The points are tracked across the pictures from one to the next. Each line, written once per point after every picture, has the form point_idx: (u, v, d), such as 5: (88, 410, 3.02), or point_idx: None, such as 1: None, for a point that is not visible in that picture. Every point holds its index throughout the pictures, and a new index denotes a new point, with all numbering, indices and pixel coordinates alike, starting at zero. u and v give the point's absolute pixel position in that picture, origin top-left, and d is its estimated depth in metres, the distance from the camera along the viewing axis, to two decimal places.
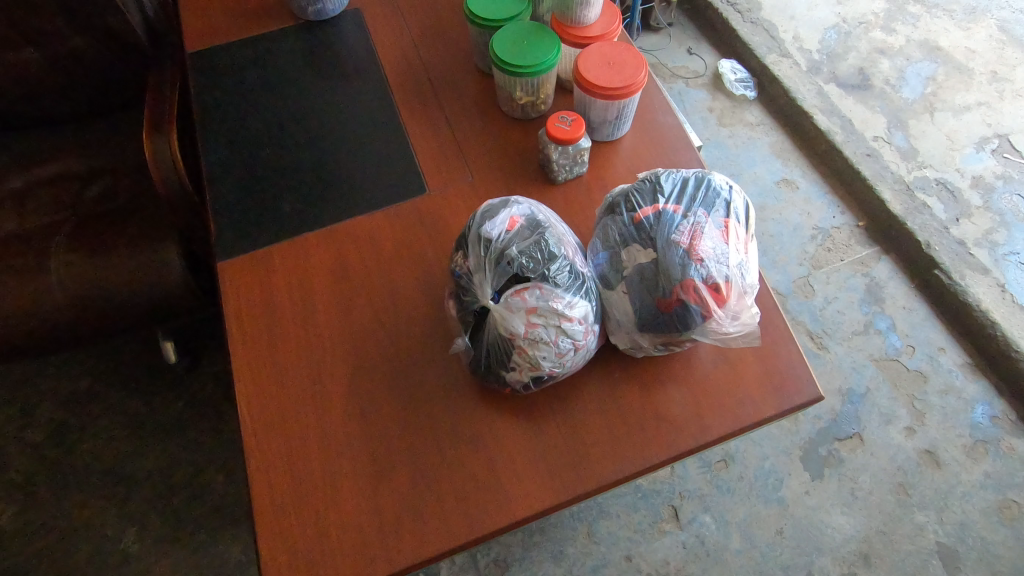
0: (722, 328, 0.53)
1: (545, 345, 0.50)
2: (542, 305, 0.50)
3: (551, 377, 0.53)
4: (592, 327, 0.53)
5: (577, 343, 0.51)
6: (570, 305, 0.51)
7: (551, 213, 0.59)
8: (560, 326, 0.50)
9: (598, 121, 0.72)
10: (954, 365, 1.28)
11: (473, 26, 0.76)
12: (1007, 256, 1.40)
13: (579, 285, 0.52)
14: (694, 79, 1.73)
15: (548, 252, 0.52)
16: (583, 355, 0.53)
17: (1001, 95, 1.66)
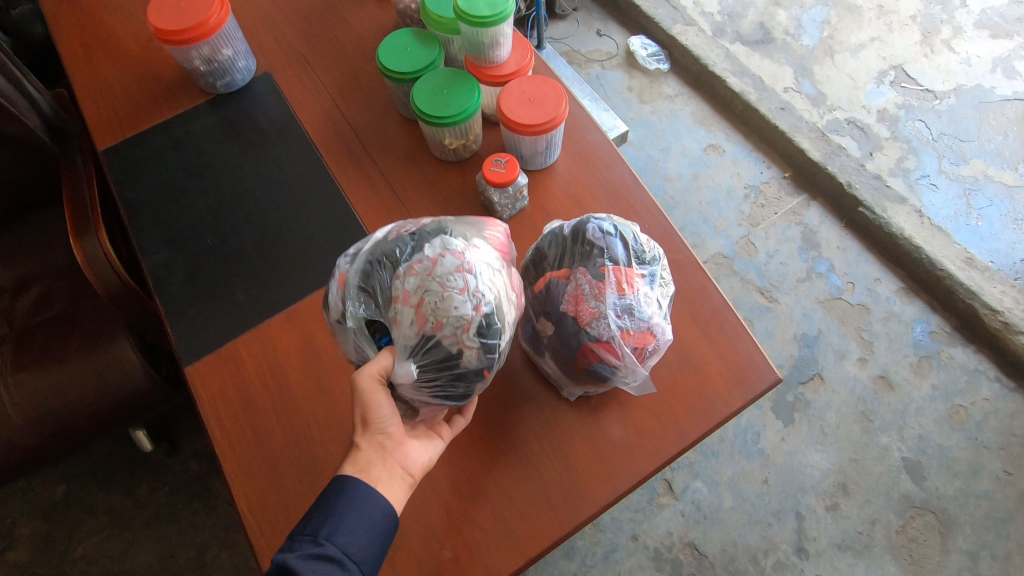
0: (637, 371, 0.58)
1: (440, 299, 0.51)
2: (402, 280, 0.52)
3: (489, 302, 0.52)
4: (462, 244, 0.54)
5: (461, 267, 0.52)
6: (422, 258, 0.53)
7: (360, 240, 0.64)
8: (432, 277, 0.51)
9: (530, 153, 0.76)
10: (890, 292, 1.38)
11: (391, 81, 0.78)
12: (921, 180, 1.51)
13: (410, 246, 0.56)
14: (609, 61, 1.77)
15: (367, 264, 0.56)
16: (483, 266, 0.53)
17: (890, 27, 1.76)
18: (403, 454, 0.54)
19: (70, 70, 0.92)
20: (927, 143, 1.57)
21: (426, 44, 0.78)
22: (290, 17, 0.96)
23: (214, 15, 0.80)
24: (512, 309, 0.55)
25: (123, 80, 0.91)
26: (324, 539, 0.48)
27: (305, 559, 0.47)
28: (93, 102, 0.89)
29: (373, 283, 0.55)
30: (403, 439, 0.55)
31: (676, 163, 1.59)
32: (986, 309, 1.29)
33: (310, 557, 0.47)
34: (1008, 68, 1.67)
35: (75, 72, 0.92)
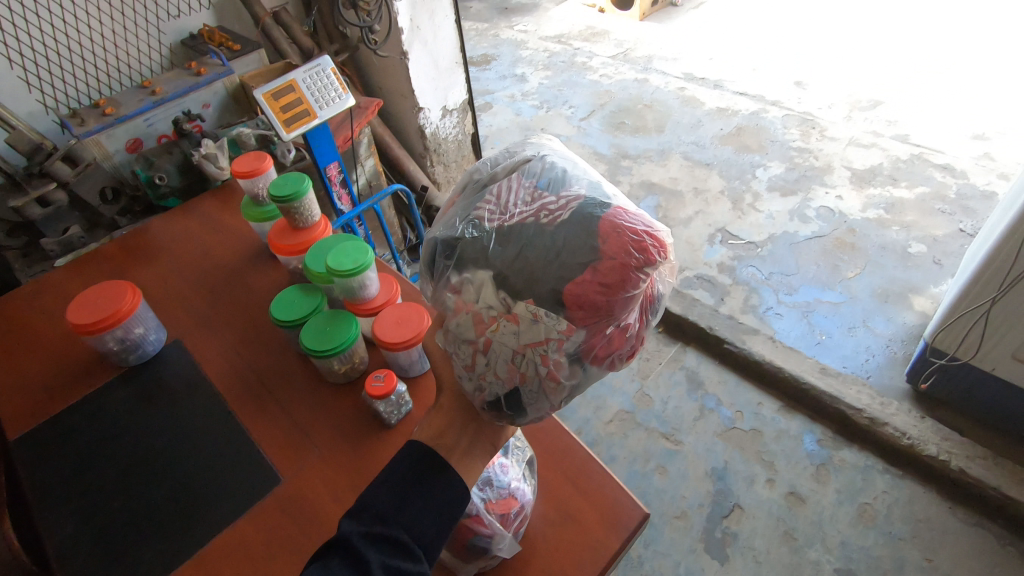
0: (508, 533, 0.67)
1: (456, 351, 0.57)
2: (435, 298, 0.58)
3: (496, 391, 0.56)
4: (494, 312, 0.52)
5: (473, 342, 0.54)
6: (452, 290, 0.55)
7: (493, 162, 0.64)
8: (453, 333, 0.56)
9: (408, 362, 0.92)
10: (773, 412, 1.54)
11: (282, 327, 0.94)
12: (767, 312, 1.79)
13: (456, 245, 0.56)
14: None
15: (447, 217, 0.60)
16: (504, 354, 0.53)
17: (708, 202, 2.22)
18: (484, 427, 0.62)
19: None
20: (763, 283, 1.89)
21: (309, 293, 0.97)
22: (198, 290, 1.13)
23: (126, 303, 0.94)
24: (539, 393, 0.55)
25: (41, 372, 1.01)
26: (390, 522, 0.55)
27: (369, 538, 0.53)
28: (10, 396, 0.98)
29: (427, 254, 0.61)
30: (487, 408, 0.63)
31: None
32: (851, 409, 1.47)
33: (376, 536, 0.53)
34: (801, 216, 2.12)
35: None
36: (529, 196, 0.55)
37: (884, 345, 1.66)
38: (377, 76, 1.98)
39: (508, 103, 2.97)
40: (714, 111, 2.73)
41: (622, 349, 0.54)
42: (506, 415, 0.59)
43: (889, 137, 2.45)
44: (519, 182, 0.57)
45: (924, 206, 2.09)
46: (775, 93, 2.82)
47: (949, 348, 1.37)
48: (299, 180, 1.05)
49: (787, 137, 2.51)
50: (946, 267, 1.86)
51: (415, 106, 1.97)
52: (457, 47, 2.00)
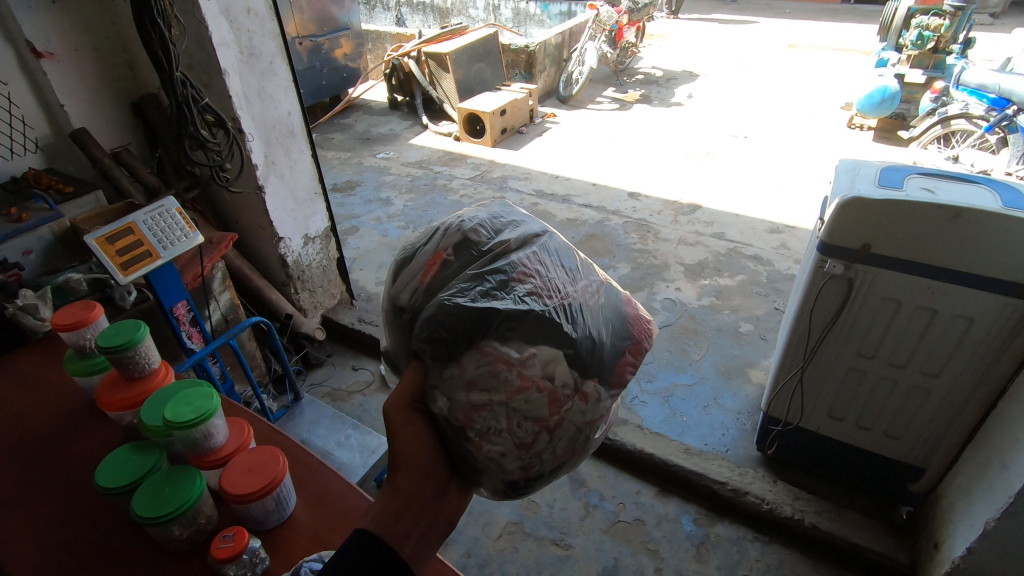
0: None
1: (506, 431, 0.60)
2: (483, 372, 0.60)
3: (539, 468, 0.63)
4: (568, 390, 0.62)
5: (543, 421, 0.60)
6: (514, 365, 0.60)
7: (489, 227, 0.73)
8: (509, 413, 0.60)
9: (263, 513, 0.85)
10: (651, 499, 1.61)
11: (107, 495, 0.83)
12: (633, 399, 1.91)
13: (520, 316, 0.62)
14: (368, 387, 2.06)
15: (472, 280, 0.66)
16: (568, 431, 0.62)
17: None
18: (445, 501, 0.63)
19: None
20: None
21: (143, 450, 0.88)
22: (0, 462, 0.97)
23: None
24: (565, 465, 0.67)
25: None
26: None
27: None
28: None
29: (459, 319, 0.63)
30: (447, 482, 0.64)
31: None
32: (716, 483, 1.58)
33: None
34: (649, 309, 2.35)
35: None
36: (563, 275, 0.69)
37: (734, 418, 1.84)
38: (233, 209, 1.96)
39: (373, 225, 3.06)
40: (565, 222, 3.03)
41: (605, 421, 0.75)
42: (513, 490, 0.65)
43: (709, 235, 2.87)
44: (545, 261, 0.70)
45: (745, 291, 2.44)
46: (614, 203, 3.21)
47: (781, 414, 1.55)
48: (134, 327, 0.99)
49: (628, 241, 2.84)
50: (769, 341, 2.16)
51: (274, 236, 1.97)
52: (316, 179, 2.07)
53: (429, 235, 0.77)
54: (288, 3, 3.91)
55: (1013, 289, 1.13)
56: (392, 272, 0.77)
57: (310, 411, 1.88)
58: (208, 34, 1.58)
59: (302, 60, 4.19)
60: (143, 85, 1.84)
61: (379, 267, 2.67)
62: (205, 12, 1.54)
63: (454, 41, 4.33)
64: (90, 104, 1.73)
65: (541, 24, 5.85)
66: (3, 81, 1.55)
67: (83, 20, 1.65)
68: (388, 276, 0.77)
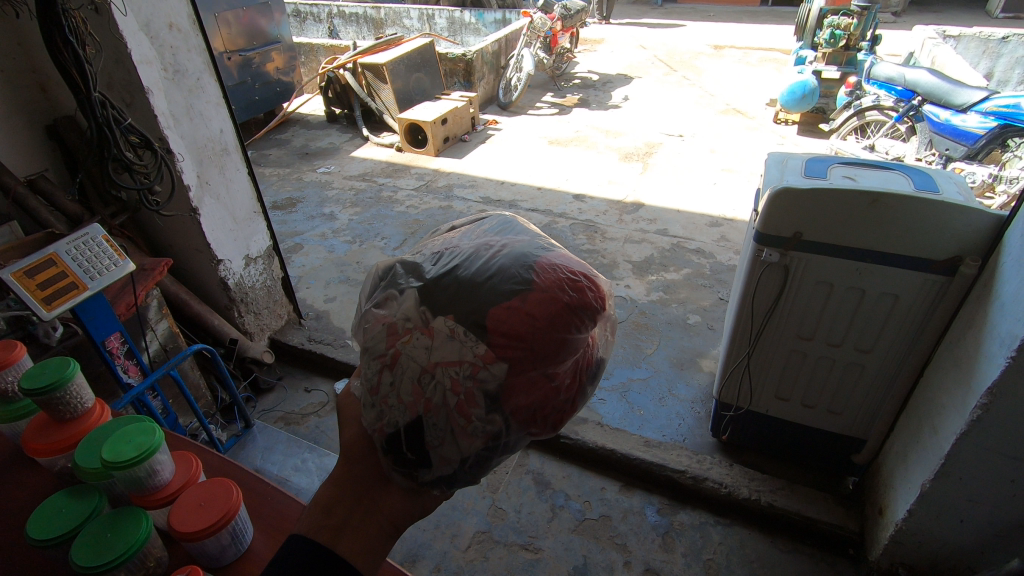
0: None
1: (365, 375, 0.61)
2: (362, 323, 0.65)
3: (397, 422, 0.57)
4: (409, 326, 0.58)
5: (382, 356, 0.58)
6: (376, 313, 0.63)
7: (453, 223, 0.79)
8: (364, 356, 0.61)
9: (220, 549, 0.81)
10: (616, 493, 1.64)
11: (44, 548, 0.77)
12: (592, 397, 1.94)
13: (395, 268, 0.66)
14: (323, 408, 2.00)
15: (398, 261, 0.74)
16: (409, 370, 0.56)
17: None
18: (383, 490, 0.63)
19: None
20: None
21: (82, 496, 0.82)
22: None
23: None
24: (443, 429, 0.56)
25: None
26: None
27: None
28: None
29: (370, 285, 0.71)
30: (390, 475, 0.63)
31: None
32: (677, 472, 1.62)
33: None
34: None
35: None
36: (471, 238, 0.66)
37: (689, 407, 1.89)
38: (166, 233, 1.87)
39: (319, 242, 2.98)
40: None
41: (544, 402, 0.58)
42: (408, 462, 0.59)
43: (654, 232, 2.95)
44: (466, 229, 0.70)
45: (691, 284, 2.52)
46: (560, 206, 3.25)
47: (732, 400, 1.61)
48: (61, 365, 0.92)
49: (577, 243, 2.88)
50: (717, 331, 2.24)
51: (212, 259, 1.89)
52: (254, 197, 2.00)
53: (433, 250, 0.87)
54: (213, 18, 3.78)
55: (931, 265, 1.22)
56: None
57: (263, 438, 1.81)
58: (128, 51, 1.50)
59: (232, 75, 4.05)
60: (58, 108, 1.74)
61: (327, 284, 2.60)
62: (123, 29, 1.47)
63: (390, 51, 4.30)
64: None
65: (477, 33, 5.87)
66: None
67: None
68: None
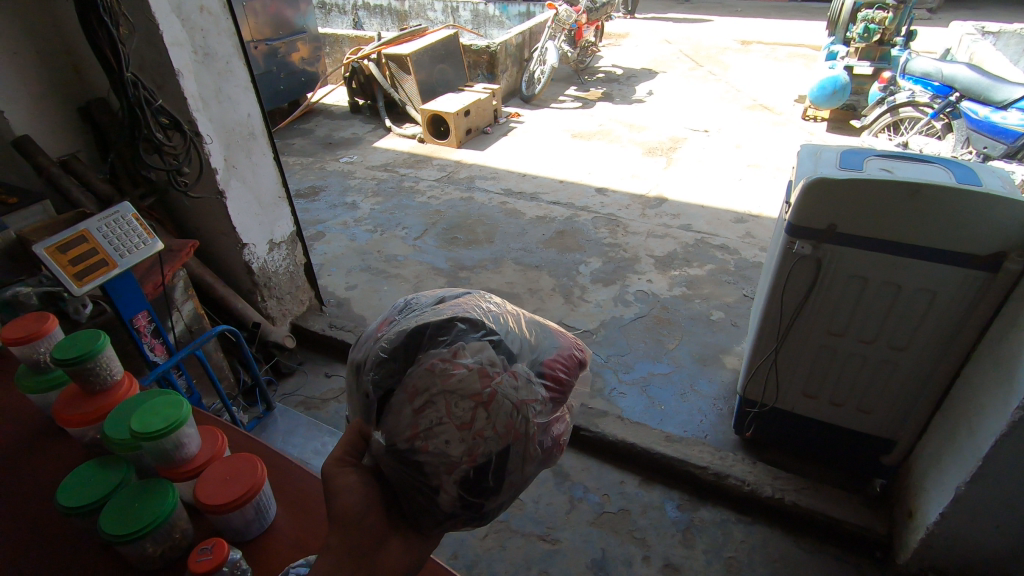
0: None
1: (444, 416, 0.62)
2: (418, 372, 0.65)
3: (488, 454, 0.62)
4: (497, 368, 0.64)
5: (476, 395, 0.62)
6: (446, 359, 0.64)
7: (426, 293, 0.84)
8: (446, 398, 0.62)
9: (244, 523, 0.82)
10: (635, 487, 1.62)
11: (72, 516, 0.77)
12: (612, 391, 1.91)
13: (447, 322, 0.69)
14: (342, 394, 2.01)
15: (407, 319, 0.74)
16: (502, 407, 0.62)
17: (543, 299, 2.38)
18: (387, 549, 0.68)
19: None
20: (603, 366, 2.02)
21: (110, 466, 0.82)
22: None
23: None
24: (521, 458, 0.64)
25: None
26: None
27: None
28: None
29: (400, 342, 0.70)
30: (386, 532, 0.69)
31: None
32: (699, 468, 1.60)
33: None
34: (623, 301, 2.37)
35: None
36: (491, 304, 0.77)
37: (711, 403, 1.86)
38: (193, 216, 1.89)
39: (341, 230, 2.99)
40: (535, 219, 3.02)
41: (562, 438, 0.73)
42: (472, 499, 0.63)
43: (677, 227, 2.91)
44: (470, 297, 0.80)
45: (715, 280, 2.48)
46: (582, 199, 3.23)
47: (757, 397, 1.58)
48: (91, 337, 0.93)
49: (599, 236, 2.85)
50: (741, 327, 2.20)
51: (237, 243, 1.90)
52: (279, 182, 2.01)
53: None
54: (241, 6, 3.81)
55: (971, 261, 1.18)
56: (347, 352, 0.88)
57: (284, 420, 1.83)
58: (160, 33, 1.52)
59: (258, 64, 4.08)
60: (90, 89, 1.76)
61: (349, 272, 2.62)
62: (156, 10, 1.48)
63: (415, 42, 4.31)
64: (32, 109, 1.65)
65: (500, 25, 5.84)
66: None
67: (21, 22, 1.57)
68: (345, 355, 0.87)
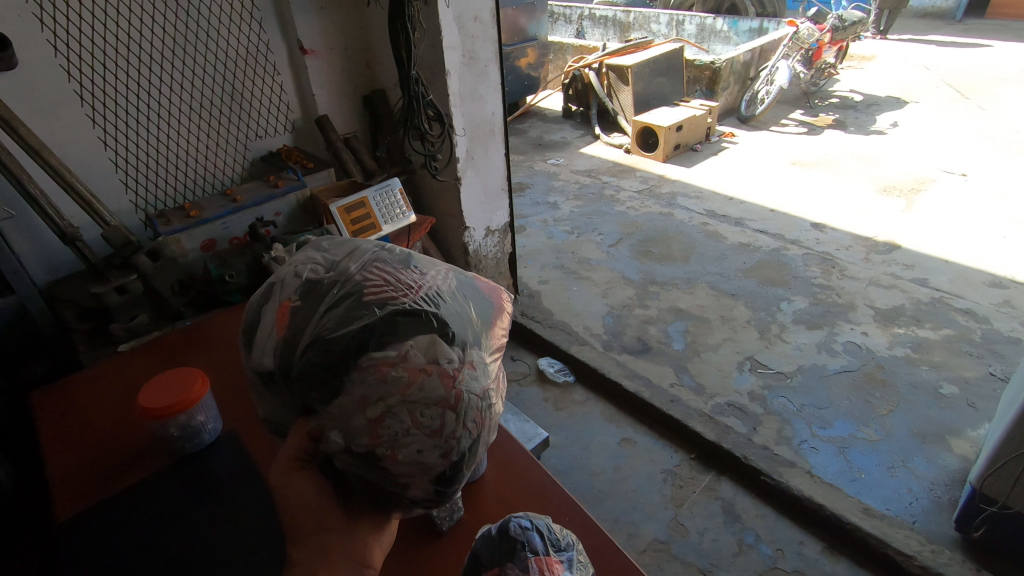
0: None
1: (411, 427, 0.58)
2: (367, 383, 0.58)
3: (459, 448, 0.61)
4: (455, 364, 0.60)
5: (442, 400, 0.58)
6: (397, 363, 0.58)
7: (325, 267, 0.72)
8: (412, 411, 0.57)
9: None
10: (817, 553, 1.48)
11: None
12: (803, 444, 1.75)
13: (388, 319, 0.61)
14: (524, 378, 2.14)
15: (329, 315, 0.63)
16: (466, 404, 0.60)
17: (735, 330, 2.27)
18: (355, 535, 0.66)
19: (50, 449, 1.06)
20: (795, 414, 1.87)
21: None
22: None
23: (194, 392, 0.99)
24: (480, 440, 0.64)
25: (93, 454, 1.04)
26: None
27: None
28: (66, 477, 1.00)
29: (339, 347, 0.60)
30: (347, 524, 0.66)
31: (599, 459, 1.79)
32: (901, 555, 1.41)
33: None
34: (829, 349, 2.15)
35: (50, 451, 1.05)
36: (413, 274, 0.70)
37: (927, 487, 1.61)
38: (431, 196, 2.17)
39: (541, 227, 3.17)
40: (737, 245, 2.88)
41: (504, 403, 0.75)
42: (439, 489, 0.63)
43: (909, 279, 2.54)
44: (387, 267, 0.70)
45: (952, 348, 2.13)
46: (794, 231, 2.98)
47: (1000, 495, 1.33)
48: None
49: (809, 274, 2.62)
50: (981, 410, 1.85)
51: (462, 225, 2.14)
52: (505, 176, 2.21)
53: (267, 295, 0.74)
54: None
55: None
56: (242, 345, 0.75)
57: None
58: (441, 38, 1.77)
59: None
60: (375, 82, 2.12)
61: (544, 267, 2.76)
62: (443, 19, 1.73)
63: (639, 54, 4.36)
64: (334, 95, 2.04)
65: (727, 41, 5.61)
66: (279, 71, 1.92)
67: (340, 25, 1.96)
68: (240, 349, 0.75)
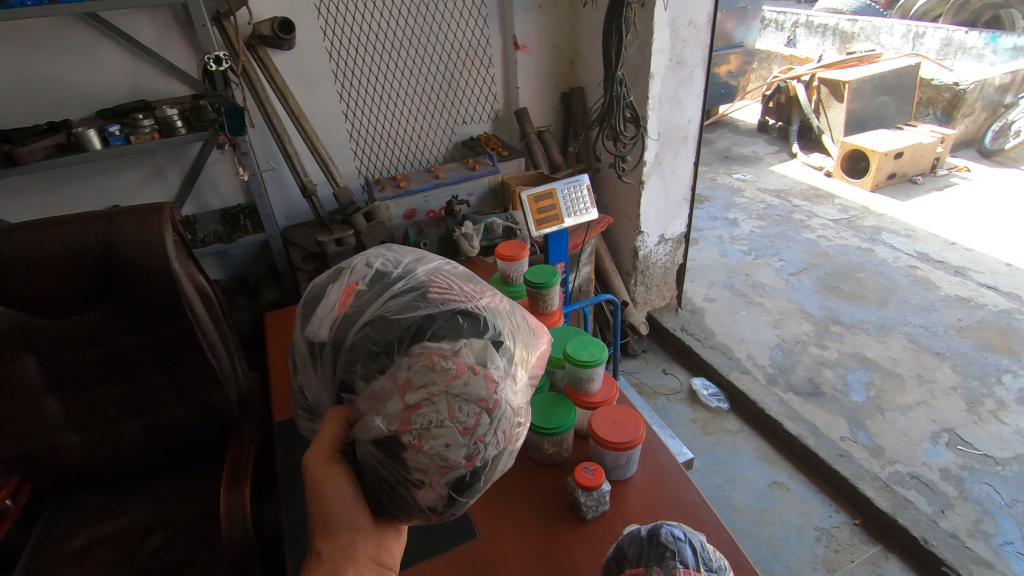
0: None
1: (446, 419, 0.59)
2: (415, 369, 0.60)
3: (485, 456, 0.61)
4: (500, 372, 0.63)
5: (482, 402, 0.60)
6: (447, 356, 0.60)
7: (392, 263, 0.76)
8: (451, 404, 0.59)
9: (613, 464, 0.95)
10: None
11: None
12: (1005, 545, 1.47)
13: (447, 316, 0.64)
14: (674, 394, 2.08)
15: (393, 302, 0.66)
16: (500, 412, 0.62)
17: (934, 393, 1.96)
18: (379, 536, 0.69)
19: (276, 363, 1.30)
20: (1001, 508, 1.56)
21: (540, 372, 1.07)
22: None
23: None
24: (505, 457, 0.65)
25: None
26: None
27: None
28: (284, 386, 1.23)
29: (395, 331, 0.62)
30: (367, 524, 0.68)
31: (744, 496, 1.68)
32: None
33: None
34: None
35: (276, 364, 1.30)
36: (473, 286, 0.73)
37: None
38: (611, 196, 2.19)
39: (715, 243, 3.02)
40: (953, 298, 2.46)
41: None
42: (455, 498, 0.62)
43: None
44: (451, 276, 0.74)
45: None
46: None
47: None
48: (550, 274, 1.27)
49: None
50: None
51: (636, 229, 2.13)
52: (690, 186, 2.14)
53: (333, 277, 0.78)
54: None
55: None
56: (300, 318, 0.77)
57: None
58: (653, 41, 1.76)
59: None
60: (575, 80, 2.18)
61: (712, 285, 2.63)
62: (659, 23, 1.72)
63: (862, 68, 3.89)
64: (536, 89, 2.14)
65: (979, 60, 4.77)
66: (492, 63, 2.07)
67: (553, 23, 2.04)
68: (297, 321, 0.77)
